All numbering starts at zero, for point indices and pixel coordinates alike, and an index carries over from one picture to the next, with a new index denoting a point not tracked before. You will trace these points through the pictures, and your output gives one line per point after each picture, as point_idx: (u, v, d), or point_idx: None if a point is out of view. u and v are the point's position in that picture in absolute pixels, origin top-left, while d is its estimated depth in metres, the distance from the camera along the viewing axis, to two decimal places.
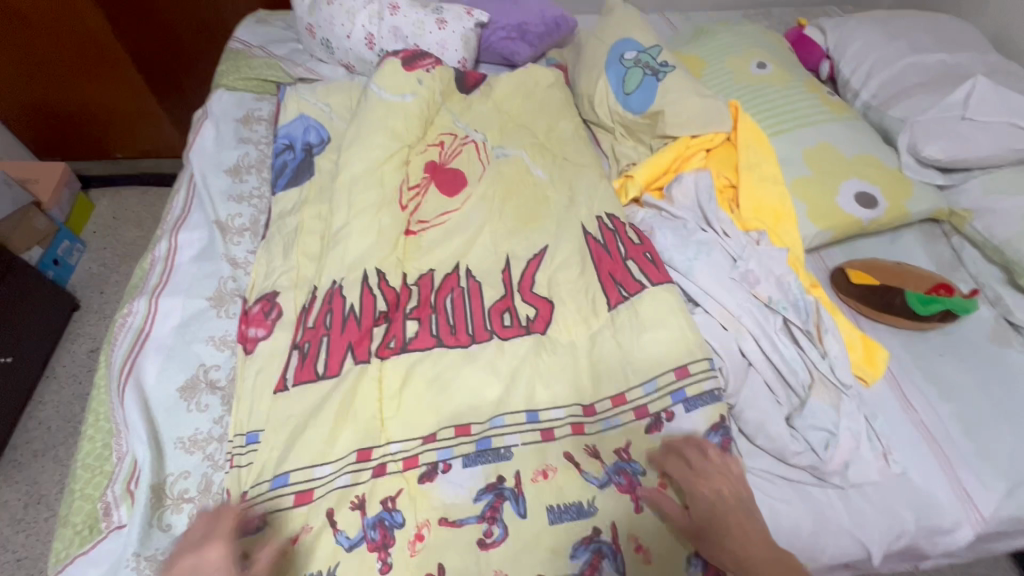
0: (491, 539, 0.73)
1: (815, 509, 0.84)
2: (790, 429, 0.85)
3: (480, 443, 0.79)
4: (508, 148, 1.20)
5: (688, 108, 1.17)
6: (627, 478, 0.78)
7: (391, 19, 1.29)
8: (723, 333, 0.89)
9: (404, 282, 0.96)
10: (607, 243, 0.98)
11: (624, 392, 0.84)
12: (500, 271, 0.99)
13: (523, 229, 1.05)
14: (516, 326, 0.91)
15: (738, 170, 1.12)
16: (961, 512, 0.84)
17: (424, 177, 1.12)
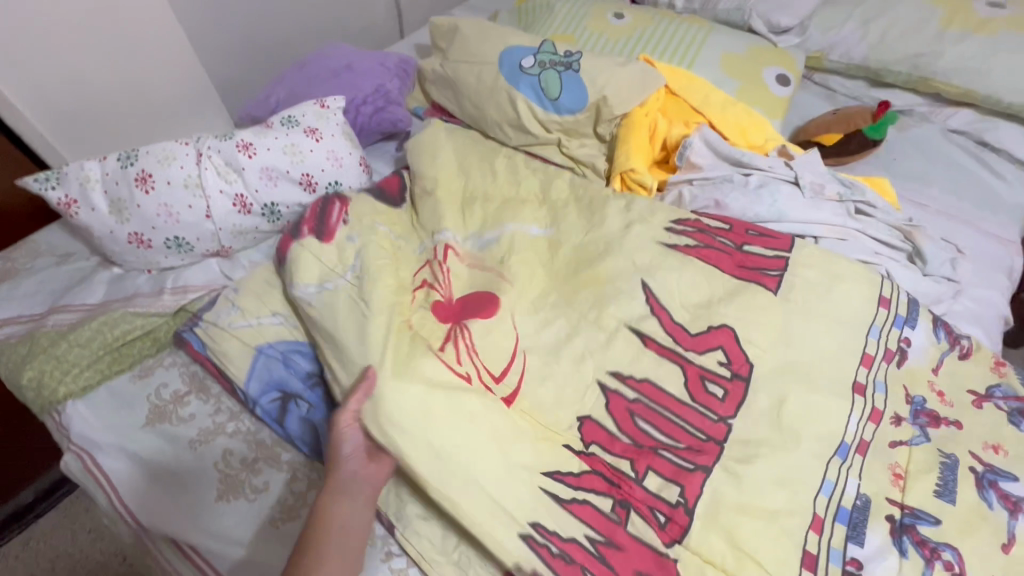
0: (957, 566, 0.64)
1: (977, 319, 0.97)
2: (930, 278, 0.96)
3: (841, 516, 0.67)
4: (481, 233, 0.94)
5: (622, 82, 1.13)
6: (930, 415, 0.77)
7: (252, 161, 0.91)
8: (846, 243, 0.94)
9: (576, 457, 0.70)
10: (709, 243, 0.89)
11: (865, 351, 0.79)
12: (643, 347, 0.78)
13: (611, 277, 0.85)
14: (730, 378, 0.76)
15: (699, 111, 1.14)
16: (1004, 251, 1.10)
17: (447, 326, 0.79)
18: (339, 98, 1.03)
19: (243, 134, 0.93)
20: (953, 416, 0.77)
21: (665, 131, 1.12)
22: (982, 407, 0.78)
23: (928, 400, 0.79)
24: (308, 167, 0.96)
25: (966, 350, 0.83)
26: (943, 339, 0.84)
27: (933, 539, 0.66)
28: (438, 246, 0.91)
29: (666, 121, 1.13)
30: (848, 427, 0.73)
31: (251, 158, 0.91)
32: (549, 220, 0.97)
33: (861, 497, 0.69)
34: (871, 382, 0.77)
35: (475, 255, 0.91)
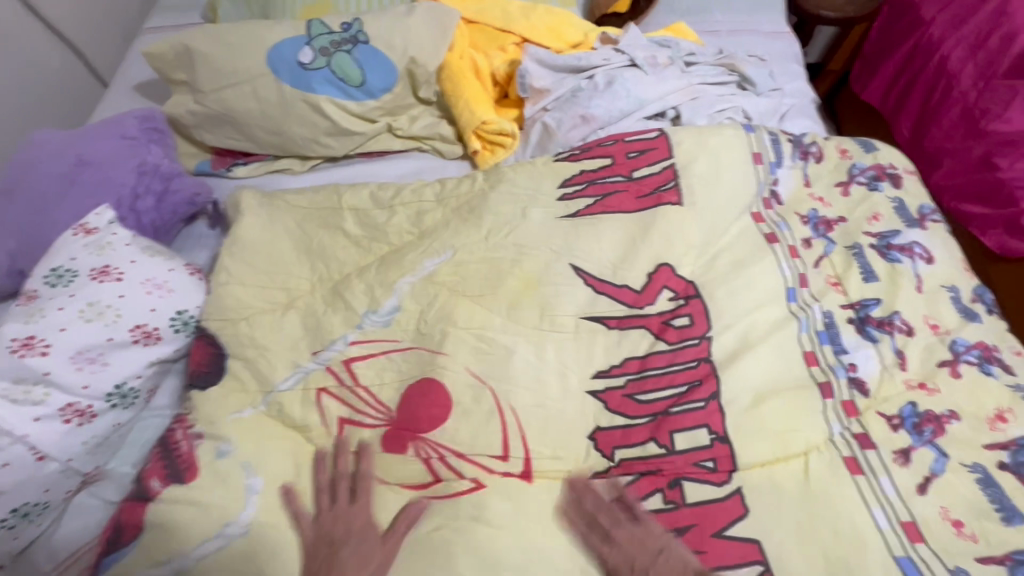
0: (905, 324, 0.78)
1: (802, 111, 1.12)
2: (764, 94, 1.06)
3: (821, 339, 0.77)
4: (378, 306, 0.77)
5: (418, 34, 0.98)
6: (825, 223, 0.88)
7: (52, 356, 0.65)
8: (699, 100, 0.98)
9: (609, 476, 0.68)
10: (604, 189, 0.86)
11: (753, 212, 0.86)
12: (608, 330, 0.76)
13: (540, 279, 0.79)
14: (687, 303, 0.78)
15: (507, 31, 1.05)
16: (787, 42, 1.26)
17: (412, 452, 0.67)
18: (105, 206, 0.78)
19: (8, 330, 0.64)
20: (836, 214, 0.90)
21: (487, 68, 1.03)
22: (851, 189, 0.92)
23: (817, 210, 0.90)
24: (133, 317, 0.71)
25: (819, 154, 0.96)
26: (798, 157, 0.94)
27: (884, 316, 0.79)
28: (329, 369, 0.73)
29: (482, 56, 1.03)
30: (785, 275, 0.81)
31: (48, 353, 0.64)
32: (442, 228, 0.85)
33: (826, 316, 0.79)
34: (775, 228, 0.85)
35: (385, 335, 0.75)
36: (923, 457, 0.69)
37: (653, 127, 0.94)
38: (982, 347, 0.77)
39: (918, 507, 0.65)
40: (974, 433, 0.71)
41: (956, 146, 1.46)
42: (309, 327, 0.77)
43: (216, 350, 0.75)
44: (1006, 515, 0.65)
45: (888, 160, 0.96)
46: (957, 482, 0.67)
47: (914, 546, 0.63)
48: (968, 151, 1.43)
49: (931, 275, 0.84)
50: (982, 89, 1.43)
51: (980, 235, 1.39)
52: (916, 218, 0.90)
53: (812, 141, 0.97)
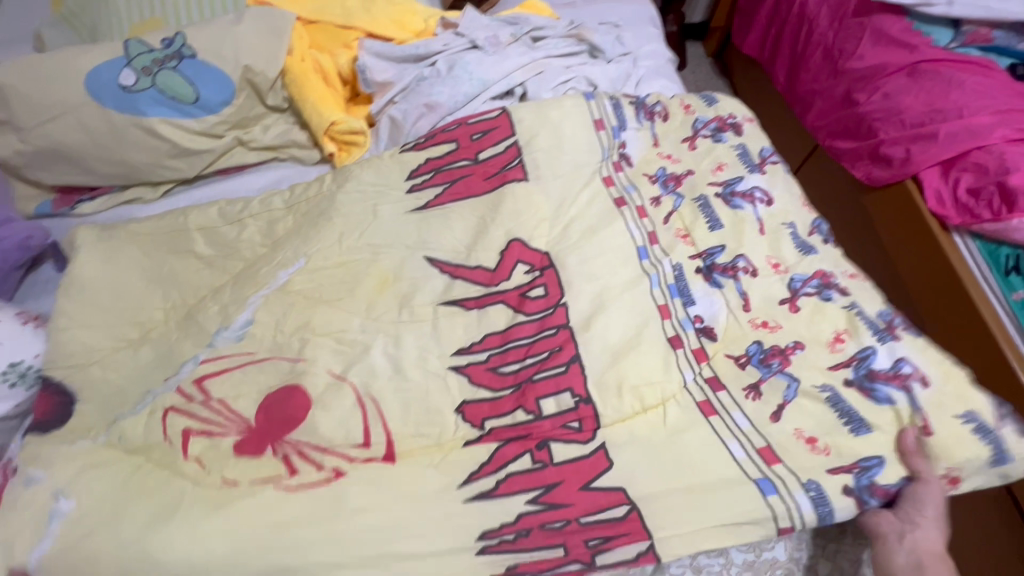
0: (750, 266, 0.82)
1: (658, 71, 1.15)
2: (614, 59, 1.08)
3: (671, 291, 0.78)
4: (231, 322, 0.76)
5: (251, 41, 0.95)
6: (674, 178, 0.91)
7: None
8: (544, 73, 0.98)
9: (480, 445, 0.66)
10: (452, 176, 0.88)
11: (603, 176, 0.88)
12: (467, 312, 0.76)
13: (396, 275, 0.80)
14: (542, 274, 0.79)
15: (348, 27, 1.03)
16: (642, 5, 1.28)
17: (270, 453, 0.64)
18: None
19: None
20: (684, 168, 0.93)
21: (331, 67, 1.01)
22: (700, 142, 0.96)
23: (665, 167, 0.93)
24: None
25: (664, 113, 1.00)
26: (644, 119, 0.98)
27: (727, 261, 0.82)
28: (180, 391, 0.69)
29: (326, 56, 1.01)
30: (634, 235, 0.82)
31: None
32: (295, 236, 0.84)
33: (675, 269, 0.81)
34: (622, 190, 0.87)
35: (237, 350, 0.73)
36: (774, 385, 0.71)
37: (497, 106, 0.94)
38: (820, 276, 0.81)
39: (773, 433, 0.67)
40: (816, 351, 0.74)
41: (821, 87, 1.53)
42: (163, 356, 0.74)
43: (61, 396, 0.71)
44: (851, 427, 0.67)
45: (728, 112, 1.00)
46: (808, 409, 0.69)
47: (772, 467, 0.64)
48: (831, 91, 1.50)
49: (771, 216, 0.88)
50: (837, 29, 1.50)
51: (851, 168, 1.43)
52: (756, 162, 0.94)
53: (656, 101, 1.00)
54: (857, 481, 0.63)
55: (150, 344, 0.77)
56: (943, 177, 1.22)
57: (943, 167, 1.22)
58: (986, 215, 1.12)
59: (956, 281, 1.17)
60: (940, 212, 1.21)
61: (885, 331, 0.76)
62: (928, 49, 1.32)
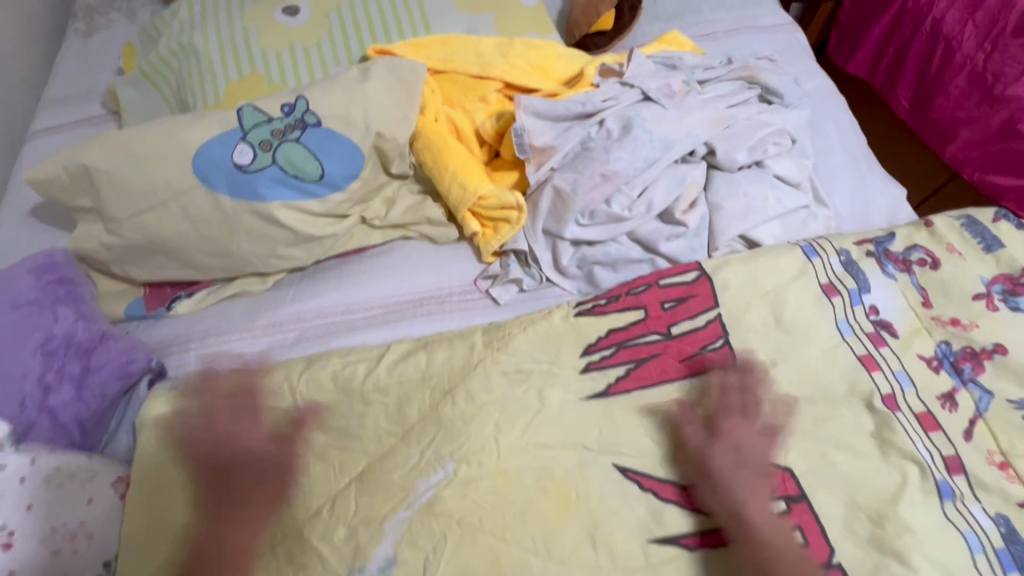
0: None
1: (826, 118, 0.98)
2: (790, 104, 0.91)
3: (943, 490, 0.59)
4: (368, 559, 0.57)
5: (382, 101, 0.78)
6: (970, 358, 0.66)
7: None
8: (730, 128, 0.81)
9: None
10: (640, 354, 0.69)
11: (859, 356, 0.66)
12: (690, 554, 0.58)
13: (580, 492, 0.61)
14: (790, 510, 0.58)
15: (484, 77, 0.86)
16: (789, 34, 1.11)
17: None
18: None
19: None
20: (990, 342, 0.67)
21: (467, 126, 0.84)
22: (997, 308, 0.70)
23: (891, 244, 0.75)
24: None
25: (926, 260, 0.74)
26: (896, 270, 0.73)
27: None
28: None
29: (460, 113, 0.85)
30: (847, 335, 0.68)
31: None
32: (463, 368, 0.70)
33: (998, 523, 0.58)
34: (845, 291, 0.71)
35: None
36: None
37: (689, 262, 0.75)
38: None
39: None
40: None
41: (971, 115, 1.35)
42: (301, 548, 0.58)
43: None
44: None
45: (1019, 266, 0.73)
46: None
47: None
48: (984, 121, 1.33)
49: None
50: (990, 51, 1.33)
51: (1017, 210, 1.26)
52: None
53: (913, 246, 0.75)
54: None
55: (283, 537, 0.59)
56: None
57: None
58: None
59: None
60: None
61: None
62: None
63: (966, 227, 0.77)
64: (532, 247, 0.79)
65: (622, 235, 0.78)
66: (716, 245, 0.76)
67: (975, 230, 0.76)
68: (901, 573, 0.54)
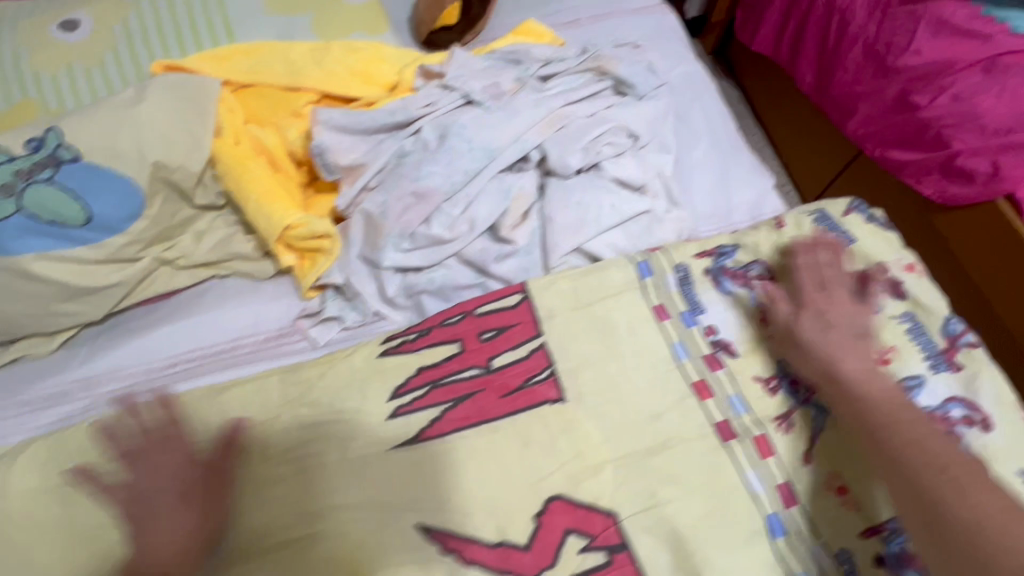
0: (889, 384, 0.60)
1: (692, 107, 0.91)
2: (645, 95, 0.83)
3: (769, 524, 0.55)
4: None
5: (160, 125, 0.69)
6: (808, 375, 0.62)
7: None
8: (564, 130, 0.73)
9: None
10: (457, 393, 0.64)
11: (692, 383, 0.63)
12: None
13: (378, 560, 0.55)
14: (610, 562, 0.54)
15: (296, 88, 0.77)
16: (661, 15, 1.03)
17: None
18: None
19: None
20: (831, 353, 0.61)
21: (276, 145, 0.74)
22: None
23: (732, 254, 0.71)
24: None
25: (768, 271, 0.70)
26: (735, 284, 0.69)
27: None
28: None
29: (268, 131, 0.75)
30: (682, 361, 0.64)
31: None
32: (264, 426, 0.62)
33: (828, 556, 0.54)
34: (678, 312, 0.67)
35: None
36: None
37: (519, 285, 0.68)
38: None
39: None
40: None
41: (868, 88, 1.30)
42: None
43: None
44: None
45: (871, 262, 0.69)
46: None
47: None
48: (880, 93, 1.27)
49: (908, 311, 0.66)
50: (881, 20, 1.27)
51: (916, 183, 1.21)
52: (941, 350, 0.63)
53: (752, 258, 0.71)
54: None
55: None
56: None
57: None
58: None
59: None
60: None
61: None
62: (1005, 39, 1.11)
63: (817, 223, 0.72)
64: (349, 278, 0.70)
65: (449, 258, 0.69)
66: (552, 261, 0.68)
67: (827, 224, 0.72)
68: None
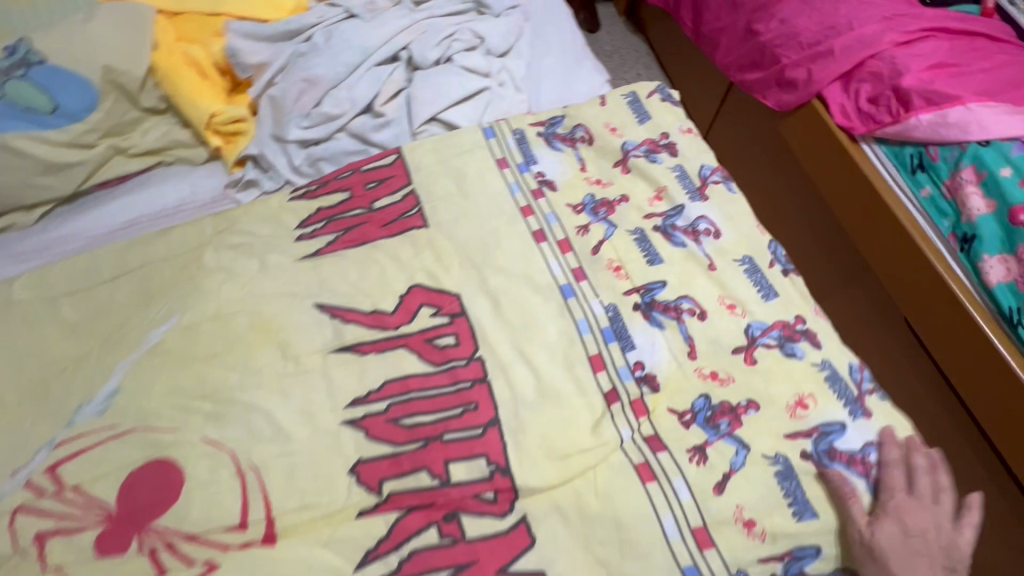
0: (659, 207, 0.82)
1: (549, 26, 1.13)
2: (499, 13, 1.05)
3: (567, 292, 0.75)
4: (95, 393, 0.70)
5: (108, 36, 0.89)
6: (605, 204, 0.83)
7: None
8: (426, 34, 0.95)
9: (378, 514, 0.60)
10: (346, 224, 0.83)
11: (520, 207, 0.82)
12: (362, 357, 0.71)
13: (279, 325, 0.74)
14: (452, 321, 0.74)
15: (216, 13, 0.97)
16: None
17: (137, 547, 0.59)
18: None
19: None
20: (618, 193, 0.84)
21: (201, 53, 0.95)
22: (629, 169, 0.86)
23: (562, 124, 0.91)
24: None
25: (587, 138, 0.90)
26: (563, 146, 0.89)
27: (671, 299, 0.73)
28: (30, 486, 0.63)
29: (195, 44, 0.95)
30: (515, 194, 0.84)
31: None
32: (200, 250, 0.82)
33: (608, 310, 0.73)
34: (514, 164, 0.87)
35: (97, 426, 0.67)
36: (721, 452, 0.62)
37: (393, 146, 0.89)
38: (782, 325, 0.72)
39: (714, 508, 0.59)
40: (745, 376, 0.68)
41: (724, 23, 1.55)
42: (47, 396, 0.71)
43: None
44: (850, 410, 0.66)
45: (659, 131, 0.90)
46: (755, 373, 0.68)
47: (657, 454, 0.63)
48: (733, 26, 1.51)
49: (684, 159, 0.87)
50: None
51: (763, 98, 1.44)
52: (697, 188, 0.84)
53: (578, 127, 0.91)
54: (816, 445, 0.63)
55: (30, 394, 0.71)
56: (845, 91, 1.25)
57: (843, 82, 1.25)
58: (886, 119, 1.15)
59: (858, 182, 1.22)
60: (846, 125, 1.23)
61: (855, 395, 0.68)
62: None
63: (629, 102, 0.93)
64: (263, 151, 0.91)
65: (339, 132, 0.91)
66: (415, 126, 0.90)
67: (634, 106, 0.93)
68: (513, 343, 0.71)
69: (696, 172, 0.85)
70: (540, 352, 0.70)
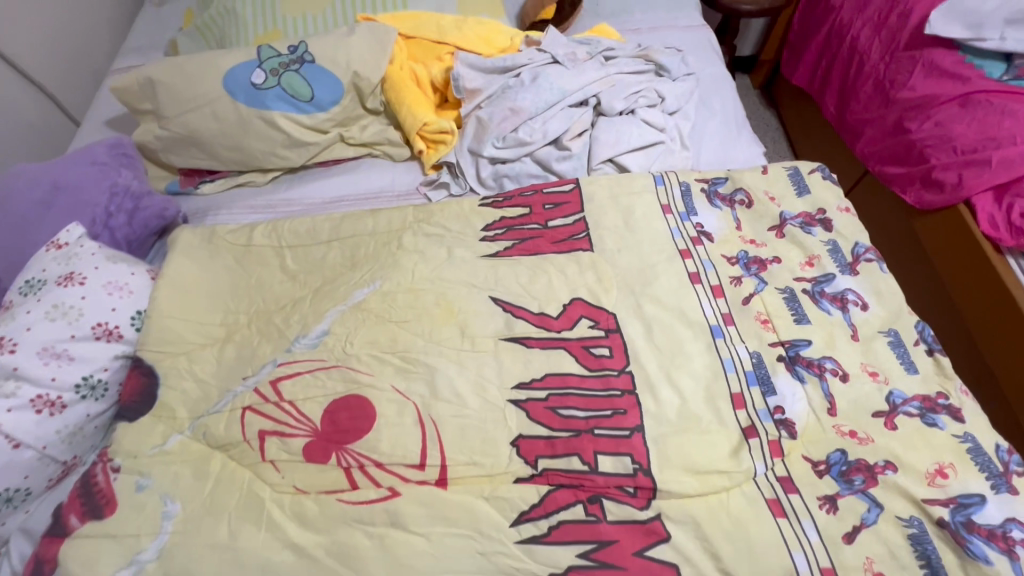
0: (812, 274, 0.88)
1: (715, 93, 1.24)
2: (676, 76, 1.17)
3: (716, 331, 0.83)
4: (309, 331, 0.83)
5: (362, 50, 1.10)
6: (758, 262, 0.90)
7: (20, 353, 0.71)
8: (615, 88, 1.09)
9: (531, 483, 0.70)
10: (524, 235, 0.96)
11: (680, 249, 0.92)
12: (528, 350, 0.81)
13: (460, 306, 0.85)
14: (607, 335, 0.83)
15: (442, 42, 1.16)
16: (702, 31, 1.38)
17: (335, 462, 0.71)
18: (77, 224, 0.85)
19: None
20: (772, 254, 0.91)
21: (424, 73, 1.14)
22: (784, 235, 0.93)
23: (723, 185, 1.01)
24: (95, 316, 0.78)
25: (746, 201, 0.98)
26: (722, 204, 0.98)
27: (814, 357, 0.79)
28: (255, 390, 0.76)
29: (421, 65, 1.15)
30: (676, 237, 0.93)
31: (16, 351, 0.71)
32: (401, 232, 0.97)
33: (752, 356, 0.80)
34: (677, 211, 0.97)
35: (311, 356, 0.80)
36: (853, 505, 0.67)
37: (572, 177, 1.02)
38: (923, 397, 0.75)
39: (842, 555, 0.64)
40: (885, 440, 0.72)
41: (872, 115, 1.59)
42: (267, 323, 0.86)
43: (150, 381, 0.79)
44: (994, 484, 0.68)
45: (816, 206, 0.97)
46: (893, 442, 0.72)
47: (788, 496, 0.69)
48: (882, 119, 1.56)
49: (839, 235, 0.93)
50: (888, 62, 1.57)
51: (902, 193, 1.47)
52: (849, 262, 0.90)
53: (737, 189, 1.00)
54: (953, 516, 0.66)
55: (257, 320, 0.87)
56: (997, 202, 1.26)
57: (997, 193, 1.26)
58: None
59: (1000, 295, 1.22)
60: (993, 235, 1.24)
61: (1002, 473, 0.69)
62: (980, 80, 1.38)
63: (790, 176, 1.01)
64: (460, 161, 1.07)
65: (526, 156, 1.05)
66: (593, 164, 1.02)
67: (795, 179, 1.00)
68: (663, 368, 0.79)
69: (850, 249, 0.91)
70: (689, 382, 0.78)
